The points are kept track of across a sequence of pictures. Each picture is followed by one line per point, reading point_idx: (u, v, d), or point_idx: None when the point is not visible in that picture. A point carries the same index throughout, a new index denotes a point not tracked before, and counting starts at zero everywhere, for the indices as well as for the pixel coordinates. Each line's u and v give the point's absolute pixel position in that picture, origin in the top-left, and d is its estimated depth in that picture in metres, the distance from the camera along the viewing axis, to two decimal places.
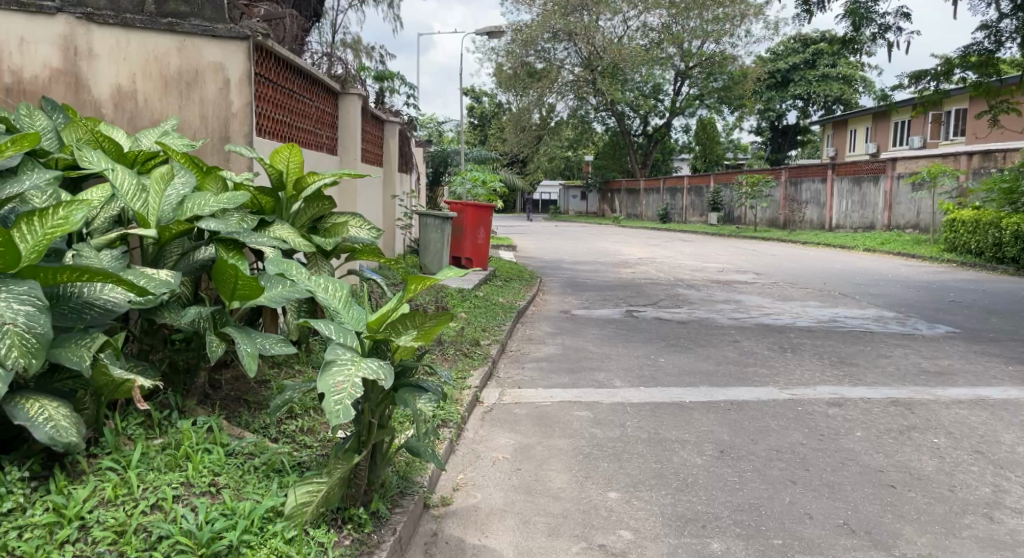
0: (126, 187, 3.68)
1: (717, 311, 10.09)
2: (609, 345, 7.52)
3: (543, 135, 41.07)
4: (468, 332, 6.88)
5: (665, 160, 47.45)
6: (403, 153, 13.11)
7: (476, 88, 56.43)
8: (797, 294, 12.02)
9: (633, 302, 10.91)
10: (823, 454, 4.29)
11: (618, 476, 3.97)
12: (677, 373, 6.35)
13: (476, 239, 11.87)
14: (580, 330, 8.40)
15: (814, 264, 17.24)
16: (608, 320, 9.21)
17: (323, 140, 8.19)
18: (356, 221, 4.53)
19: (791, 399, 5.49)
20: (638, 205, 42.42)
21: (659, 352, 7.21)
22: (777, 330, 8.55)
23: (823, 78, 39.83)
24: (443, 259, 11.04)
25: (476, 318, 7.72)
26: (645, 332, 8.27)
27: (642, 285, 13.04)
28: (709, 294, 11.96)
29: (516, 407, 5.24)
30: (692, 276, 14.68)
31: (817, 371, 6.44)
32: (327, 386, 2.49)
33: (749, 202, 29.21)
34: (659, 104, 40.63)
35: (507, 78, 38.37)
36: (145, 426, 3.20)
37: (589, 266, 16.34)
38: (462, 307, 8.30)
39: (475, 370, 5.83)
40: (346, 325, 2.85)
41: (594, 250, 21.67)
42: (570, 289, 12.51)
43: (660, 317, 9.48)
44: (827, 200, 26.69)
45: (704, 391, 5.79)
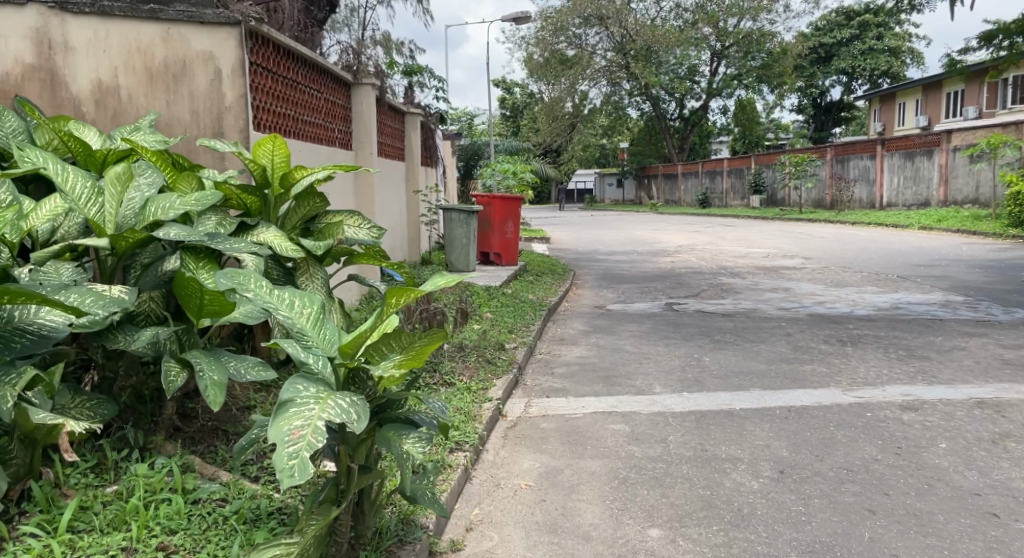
0: (78, 193, 3.20)
1: (765, 300, 9.40)
2: (648, 343, 6.93)
3: (577, 123, 40.38)
4: (492, 335, 6.35)
5: (703, 143, 46.30)
6: (427, 146, 12.63)
7: (508, 79, 56.00)
8: (851, 279, 11.25)
9: (674, 294, 10.27)
10: (905, 473, 3.64)
11: (660, 508, 3.38)
12: (724, 375, 5.73)
13: (504, 233, 11.38)
14: (616, 327, 7.81)
15: (868, 246, 16.33)
16: (647, 315, 8.60)
17: (335, 134, 7.73)
18: (353, 220, 4.05)
19: (859, 404, 4.83)
20: (677, 191, 41.46)
21: (704, 350, 6.59)
22: (833, 320, 7.85)
23: (867, 51, 38.36)
24: (470, 256, 10.54)
25: (501, 319, 7.18)
26: (687, 327, 7.65)
27: (683, 274, 12.37)
28: (755, 282, 11.25)
29: (543, 420, 4.67)
30: (736, 263, 13.94)
31: (884, 368, 5.76)
32: (280, 435, 1.95)
33: (793, 182, 28.17)
34: (696, 86, 39.58)
35: (538, 66, 37.83)
36: (95, 473, 2.71)
37: (626, 256, 15.70)
38: (488, 309, 7.76)
39: (498, 379, 5.29)
40: (316, 350, 2.31)
41: (632, 239, 21.00)
42: (607, 281, 11.90)
43: (703, 310, 8.84)
44: (876, 177, 25.53)
45: (756, 395, 5.16)
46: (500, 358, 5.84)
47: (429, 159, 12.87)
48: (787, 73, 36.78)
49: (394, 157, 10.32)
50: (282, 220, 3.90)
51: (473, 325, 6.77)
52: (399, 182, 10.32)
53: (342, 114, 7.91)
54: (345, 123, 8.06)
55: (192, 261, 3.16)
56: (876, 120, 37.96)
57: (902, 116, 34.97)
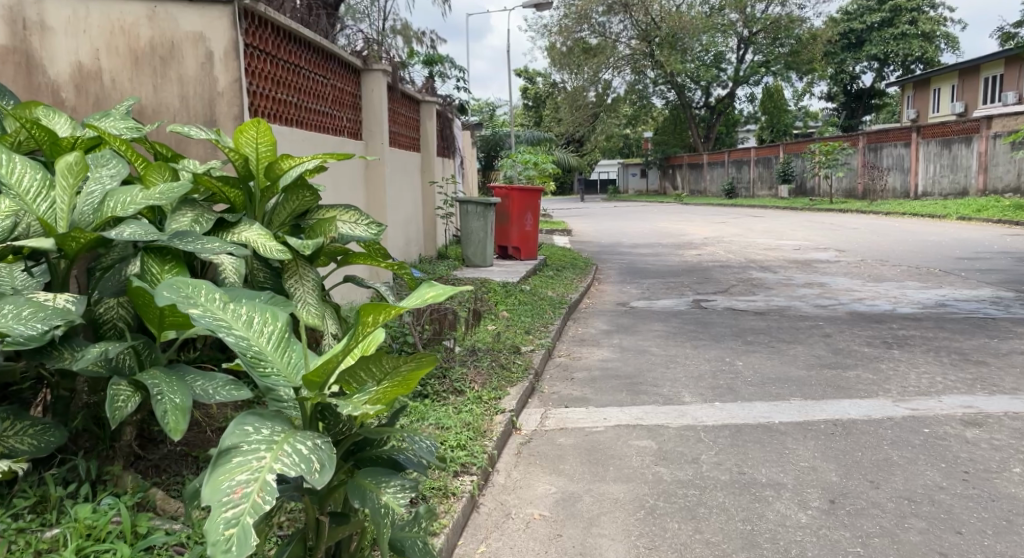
0: (28, 187, 2.79)
1: (799, 297, 8.91)
2: (676, 345, 6.46)
3: (600, 113, 39.82)
4: (507, 338, 5.97)
5: (730, 132, 45.47)
6: (443, 136, 12.21)
7: (530, 69, 55.51)
8: (890, 273, 10.69)
9: (701, 290, 9.80)
10: (977, 506, 3.18)
11: (695, 546, 2.95)
12: (760, 382, 5.26)
13: (523, 226, 10.95)
14: (641, 326, 7.35)
15: (904, 237, 15.69)
16: (674, 313, 8.12)
17: (344, 123, 7.34)
18: (349, 216, 3.66)
19: (914, 418, 4.35)
20: (702, 180, 40.74)
21: (736, 353, 6.11)
22: (874, 319, 7.35)
23: (900, 37, 37.36)
24: (487, 250, 10.11)
25: (518, 320, 6.78)
26: (717, 326, 7.17)
27: (711, 268, 11.86)
28: (787, 277, 10.72)
29: (560, 436, 4.25)
30: (766, 256, 13.40)
31: (937, 375, 5.27)
32: (216, 495, 1.53)
33: (823, 171, 27.43)
34: (723, 73, 38.77)
35: (560, 56, 37.31)
36: (35, 513, 2.33)
37: (650, 249, 15.23)
38: (504, 308, 7.35)
39: (512, 388, 4.95)
40: (275, 378, 1.87)
41: (656, 231, 20.49)
42: (630, 276, 11.43)
43: (733, 307, 8.37)
44: (911, 165, 24.73)
45: (797, 407, 4.70)
46: (515, 364, 5.41)
47: (446, 150, 12.45)
48: (817, 60, 35.90)
49: (408, 147, 9.91)
50: (268, 215, 3.49)
51: (488, 326, 6.36)
52: (413, 174, 9.92)
53: (350, 101, 7.52)
54: (355, 112, 7.67)
55: (157, 266, 2.76)
56: (909, 107, 36.97)
57: (936, 102, 33.99)
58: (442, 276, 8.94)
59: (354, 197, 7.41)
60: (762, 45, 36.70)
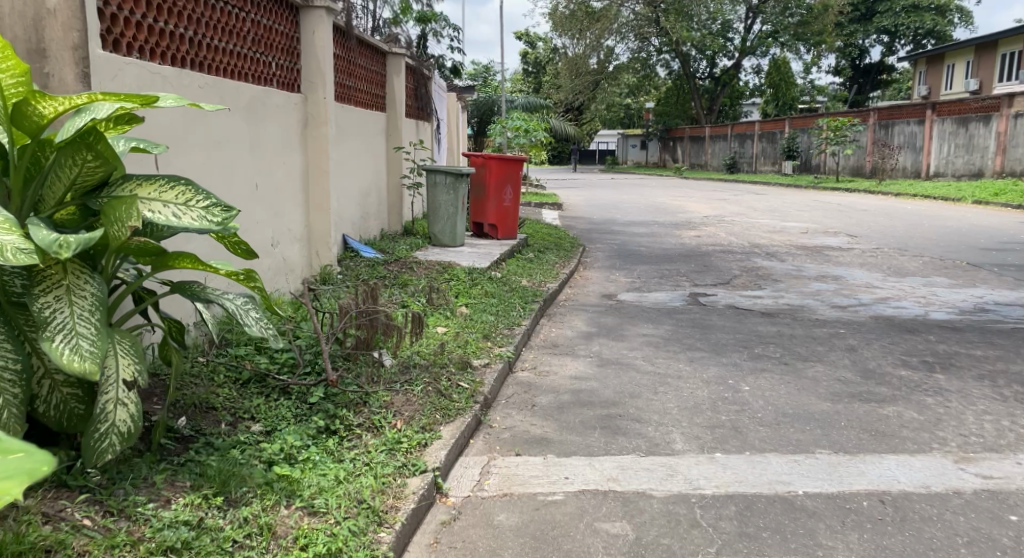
0: None
1: (812, 293, 7.71)
2: (668, 358, 5.25)
3: (601, 81, 38.48)
4: (451, 349, 4.72)
5: (733, 105, 43.95)
6: (417, 97, 10.90)
7: (531, 33, 53.77)
8: (912, 265, 9.46)
9: (699, 281, 8.59)
10: None
11: None
12: (774, 418, 4.05)
13: (502, 200, 9.66)
14: (627, 329, 6.14)
15: (920, 222, 14.44)
16: (668, 311, 6.91)
17: (273, 70, 6.02)
18: (173, 193, 2.45)
19: (991, 493, 3.16)
20: (703, 153, 39.32)
21: (744, 374, 4.89)
22: (906, 326, 6.16)
23: (912, 9, 35.77)
24: (457, 228, 8.87)
25: (474, 322, 5.55)
26: (718, 332, 5.95)
27: (712, 254, 10.63)
28: (797, 267, 9.50)
29: (499, 511, 3.04)
30: (771, 240, 12.17)
31: (1003, 415, 4.08)
32: None
33: (830, 147, 26.09)
34: (729, 43, 37.20)
35: (562, 19, 35.76)
36: None
37: (645, 227, 13.98)
38: (466, 305, 6.13)
39: (447, 427, 3.73)
40: None
41: (651, 206, 19.21)
42: (621, 260, 10.20)
43: (736, 304, 7.17)
44: (924, 144, 23.39)
45: (828, 464, 3.48)
46: (458, 389, 4.18)
47: (420, 112, 11.15)
48: (827, 31, 34.39)
49: (367, 105, 8.61)
50: (34, 190, 2.36)
51: (435, 330, 5.14)
52: (373, 137, 8.68)
53: (282, 43, 6.19)
54: (290, 57, 6.36)
55: None
56: (922, 83, 35.48)
57: (949, 79, 32.53)
58: (401, 256, 7.74)
59: (288, 164, 6.18)
60: (771, 14, 35.15)
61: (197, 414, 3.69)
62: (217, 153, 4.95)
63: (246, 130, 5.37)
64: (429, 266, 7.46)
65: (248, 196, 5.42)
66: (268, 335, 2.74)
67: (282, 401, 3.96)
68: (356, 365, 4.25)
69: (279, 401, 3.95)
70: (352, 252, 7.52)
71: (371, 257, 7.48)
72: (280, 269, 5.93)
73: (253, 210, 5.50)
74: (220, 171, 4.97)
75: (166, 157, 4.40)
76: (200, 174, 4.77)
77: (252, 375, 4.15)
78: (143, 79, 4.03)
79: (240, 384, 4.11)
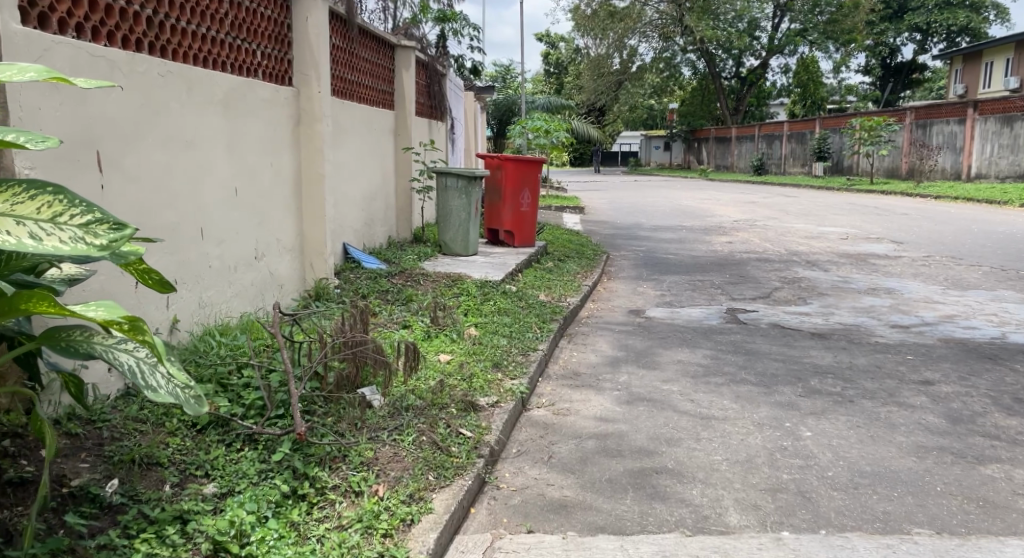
0: None
1: (866, 311, 6.90)
2: (711, 397, 4.52)
3: (624, 81, 37.79)
4: (454, 385, 4.00)
5: (760, 105, 42.88)
6: (429, 94, 10.23)
7: (553, 35, 53.20)
8: (972, 278, 8.58)
9: (735, 294, 7.82)
10: None
11: None
12: (850, 480, 3.27)
13: (519, 206, 8.94)
14: (659, 356, 5.41)
15: (970, 227, 13.48)
16: (704, 333, 6.17)
17: (258, 60, 5.28)
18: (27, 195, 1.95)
19: None
20: (730, 155, 38.34)
21: (803, 417, 4.13)
22: (984, 353, 5.33)
23: (947, 6, 34.57)
24: (470, 236, 8.13)
25: (484, 349, 4.84)
26: (765, 362, 5.19)
27: (747, 262, 9.85)
28: (843, 278, 8.68)
29: None
30: (810, 248, 11.32)
31: None
32: None
33: (864, 148, 25.08)
34: (756, 42, 36.25)
35: (584, 19, 35.14)
36: None
37: (674, 234, 13.18)
38: (476, 328, 5.40)
39: (441, 496, 2.99)
40: None
41: (678, 210, 18.37)
42: (649, 270, 9.44)
43: (780, 324, 6.40)
44: (965, 144, 22.27)
45: (935, 550, 2.70)
46: (460, 438, 3.43)
47: (433, 111, 10.48)
48: (858, 29, 33.30)
49: (372, 102, 7.90)
50: None
51: (437, 360, 4.43)
52: (379, 137, 7.98)
53: (268, 30, 5.46)
54: (280, 47, 5.64)
55: None
56: (958, 81, 34.21)
57: (988, 77, 31.26)
58: (407, 267, 7.02)
59: (275, 165, 5.45)
60: (800, 12, 34.15)
61: (134, 474, 2.98)
62: (185, 153, 4.23)
63: (222, 127, 4.64)
64: (437, 279, 6.74)
65: (226, 202, 4.68)
66: (181, 396, 2.22)
67: (245, 453, 3.27)
68: (335, 408, 3.52)
69: (241, 454, 3.26)
70: (353, 263, 6.80)
71: (373, 268, 6.76)
72: (267, 284, 5.20)
73: (234, 218, 4.77)
74: (188, 173, 4.24)
75: (118, 157, 3.67)
76: (164, 177, 4.03)
77: (211, 419, 3.44)
78: (76, 63, 3.39)
79: (197, 429, 3.42)
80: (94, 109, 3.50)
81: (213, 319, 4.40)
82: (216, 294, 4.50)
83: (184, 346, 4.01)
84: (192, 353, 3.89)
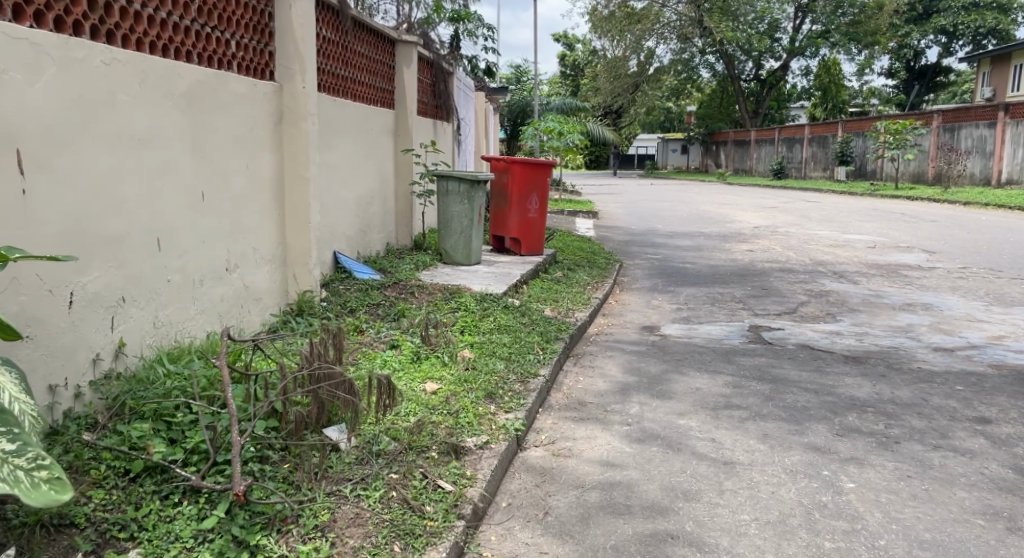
0: None
1: (903, 331, 6.32)
2: (734, 436, 3.97)
3: (641, 84, 37.19)
4: (436, 421, 3.47)
5: (780, 108, 42.09)
6: (434, 93, 9.71)
7: (570, 37, 52.67)
8: (1015, 293, 7.96)
9: (758, 309, 7.25)
10: None
11: None
12: (907, 552, 2.72)
13: (527, 211, 8.41)
14: (676, 384, 4.87)
15: (1004, 236, 12.79)
16: (725, 355, 5.61)
17: (234, 51, 4.67)
18: None
19: None
20: (748, 158, 37.60)
21: (842, 464, 3.58)
22: None
23: (973, 7, 33.72)
24: (472, 244, 7.59)
25: (477, 374, 4.31)
26: (795, 394, 4.63)
27: (770, 273, 9.27)
28: (874, 292, 8.09)
29: None
30: (835, 257, 10.72)
31: None
32: None
33: (888, 152, 24.32)
34: (777, 43, 35.49)
35: (601, 20, 34.57)
36: None
37: (691, 241, 12.60)
38: (471, 348, 4.86)
39: None
40: None
41: (695, 215, 17.77)
42: (664, 280, 8.89)
43: (808, 346, 5.84)
44: (995, 149, 21.50)
45: None
46: (438, 492, 2.89)
47: (437, 111, 9.96)
48: (882, 31, 32.50)
49: (368, 100, 7.34)
50: None
51: (422, 389, 3.91)
52: (375, 138, 7.44)
53: (246, 18, 4.86)
54: (261, 37, 5.04)
55: None
56: (985, 84, 33.29)
57: (1016, 80, 30.33)
58: (402, 278, 6.48)
59: (253, 167, 4.84)
60: (822, 13, 33.40)
61: (37, 541, 2.41)
62: (139, 153, 3.63)
63: (187, 124, 4.03)
64: (434, 292, 6.22)
65: (192, 208, 4.08)
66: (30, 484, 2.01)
67: (182, 509, 2.68)
68: (294, 454, 2.95)
69: (177, 510, 2.67)
70: (343, 272, 6.26)
71: (365, 278, 6.23)
72: (239, 299, 4.59)
73: (200, 226, 4.16)
74: (140, 176, 3.64)
75: (43, 159, 3.08)
76: (111, 182, 3.44)
77: (147, 465, 2.83)
78: None
79: (129, 478, 2.82)
80: (12, 100, 2.93)
81: (167, 342, 3.80)
82: (176, 312, 3.91)
83: (129, 375, 3.42)
84: (137, 384, 3.30)
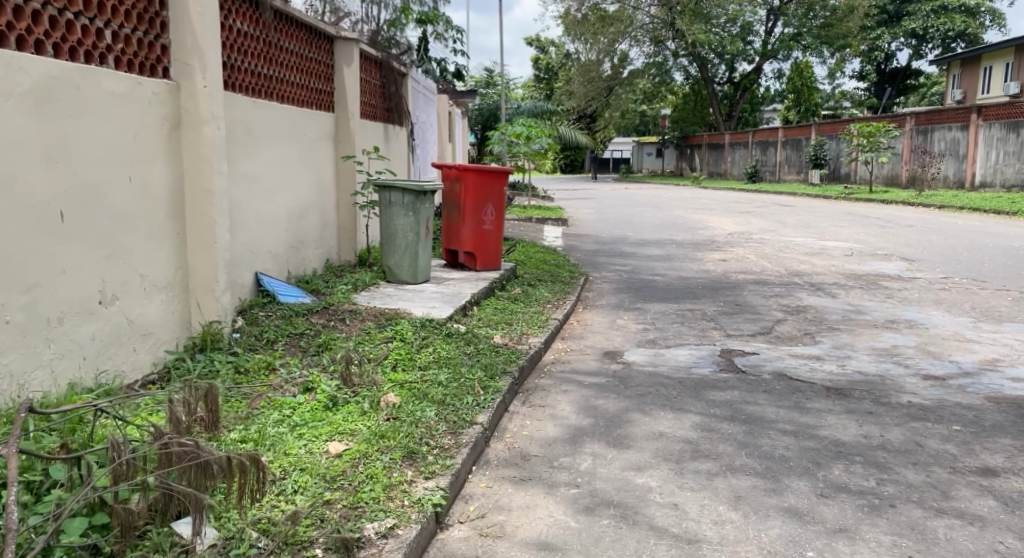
0: None
1: (889, 355, 5.74)
2: (701, 499, 3.33)
3: (614, 87, 36.72)
4: (330, 500, 2.78)
5: (753, 111, 41.85)
6: (383, 95, 9.01)
7: (543, 40, 52.18)
8: (1003, 306, 7.44)
9: (731, 329, 6.64)
10: None
11: None
12: None
13: (482, 222, 7.73)
14: (636, 427, 4.22)
15: (984, 242, 12.34)
16: (694, 388, 4.97)
17: (112, 45, 3.92)
18: None
19: None
20: (723, 161, 37.26)
21: (830, 540, 2.97)
22: None
23: (942, 10, 33.73)
24: (419, 260, 6.91)
25: (398, 425, 3.63)
26: (772, 440, 4.00)
27: (743, 286, 8.69)
28: (854, 307, 7.51)
29: None
30: (812, 266, 10.17)
31: None
32: None
33: (863, 155, 23.96)
34: (749, 46, 35.22)
35: (574, 24, 34.05)
36: None
37: (662, 249, 12.01)
38: (399, 391, 4.16)
39: None
40: None
41: (668, 220, 17.20)
42: (632, 295, 8.27)
43: (786, 375, 5.22)
44: (968, 151, 21.24)
45: None
46: None
47: (388, 115, 9.27)
48: (853, 34, 32.36)
49: (300, 102, 6.61)
50: None
51: (322, 450, 3.23)
52: (310, 144, 6.70)
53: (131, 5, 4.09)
54: (151, 29, 4.28)
55: None
56: (956, 87, 33.26)
57: (986, 82, 30.25)
58: (335, 302, 5.77)
59: (142, 180, 4.10)
60: (794, 16, 33.13)
61: None
62: None
63: (36, 130, 3.34)
64: (368, 318, 5.53)
65: (41, 230, 3.37)
66: None
67: None
68: None
69: None
70: (266, 296, 5.53)
71: (292, 303, 5.51)
72: (118, 338, 3.87)
73: (57, 251, 3.46)
74: None
75: None
76: None
77: None
78: None
79: None
80: None
81: None
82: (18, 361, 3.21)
83: None
84: None
